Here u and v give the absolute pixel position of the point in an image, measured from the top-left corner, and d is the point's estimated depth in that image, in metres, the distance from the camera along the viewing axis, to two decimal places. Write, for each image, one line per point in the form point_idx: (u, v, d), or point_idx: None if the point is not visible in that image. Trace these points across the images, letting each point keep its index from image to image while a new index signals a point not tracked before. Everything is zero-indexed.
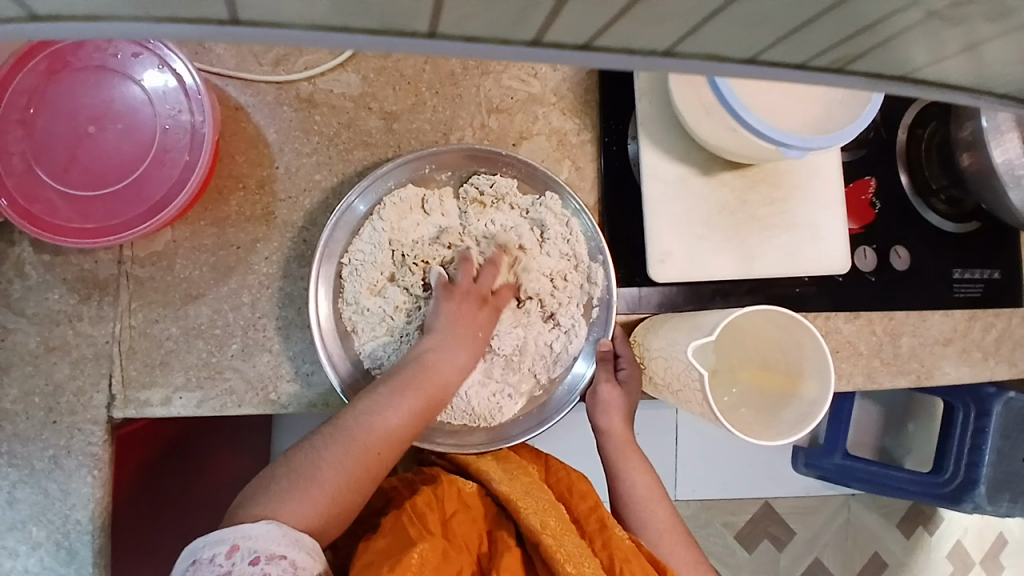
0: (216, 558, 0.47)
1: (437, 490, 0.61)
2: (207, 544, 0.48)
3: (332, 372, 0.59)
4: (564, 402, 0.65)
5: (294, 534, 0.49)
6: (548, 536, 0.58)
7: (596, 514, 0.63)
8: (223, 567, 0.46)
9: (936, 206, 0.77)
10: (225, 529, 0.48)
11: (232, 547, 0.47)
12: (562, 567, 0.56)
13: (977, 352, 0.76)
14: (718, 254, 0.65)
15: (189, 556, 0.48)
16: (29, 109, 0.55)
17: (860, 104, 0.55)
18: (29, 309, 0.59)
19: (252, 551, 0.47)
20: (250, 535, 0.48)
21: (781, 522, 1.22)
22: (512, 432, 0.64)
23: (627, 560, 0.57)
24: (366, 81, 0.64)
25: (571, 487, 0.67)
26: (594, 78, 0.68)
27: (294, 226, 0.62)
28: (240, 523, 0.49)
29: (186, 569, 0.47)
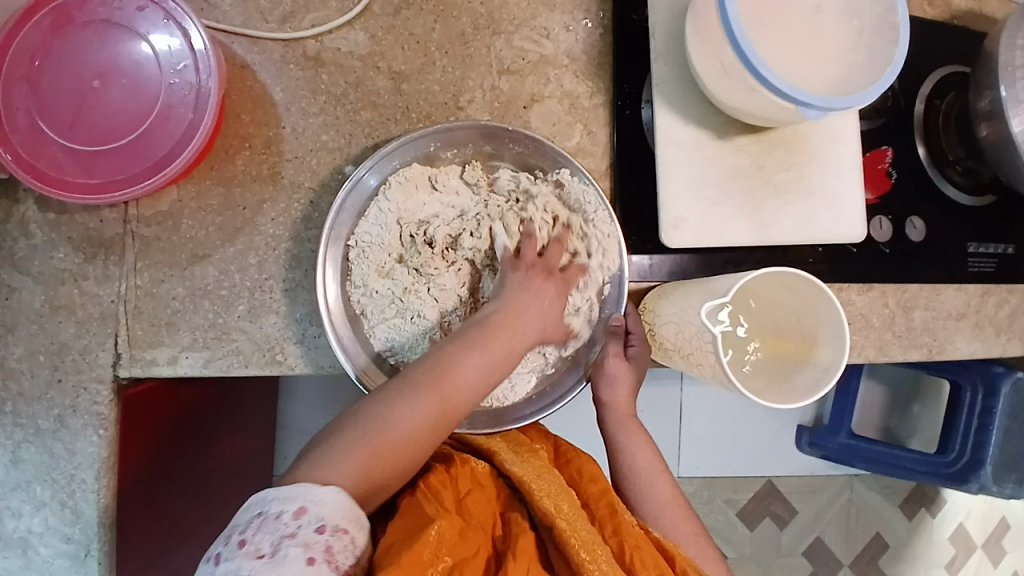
0: (284, 516, 0.48)
1: (451, 469, 0.61)
2: (277, 499, 0.49)
3: (345, 359, 0.58)
4: (571, 386, 0.64)
5: (353, 509, 0.50)
6: (563, 519, 0.56)
7: (606, 499, 0.62)
8: (290, 526, 0.47)
9: (953, 178, 0.76)
10: (298, 490, 0.49)
11: (300, 508, 0.48)
12: (576, 553, 0.54)
13: (989, 328, 0.75)
14: (732, 221, 0.63)
15: (256, 508, 0.48)
16: (33, 64, 0.54)
17: (884, 66, 0.54)
18: (34, 268, 0.58)
19: (319, 518, 0.48)
20: (320, 500, 0.49)
21: (784, 501, 1.21)
22: (523, 412, 0.63)
23: (638, 547, 0.57)
24: (374, 40, 0.63)
25: (580, 471, 0.66)
26: (608, 40, 0.66)
27: (301, 187, 0.61)
28: (310, 486, 0.50)
29: (251, 520, 0.48)
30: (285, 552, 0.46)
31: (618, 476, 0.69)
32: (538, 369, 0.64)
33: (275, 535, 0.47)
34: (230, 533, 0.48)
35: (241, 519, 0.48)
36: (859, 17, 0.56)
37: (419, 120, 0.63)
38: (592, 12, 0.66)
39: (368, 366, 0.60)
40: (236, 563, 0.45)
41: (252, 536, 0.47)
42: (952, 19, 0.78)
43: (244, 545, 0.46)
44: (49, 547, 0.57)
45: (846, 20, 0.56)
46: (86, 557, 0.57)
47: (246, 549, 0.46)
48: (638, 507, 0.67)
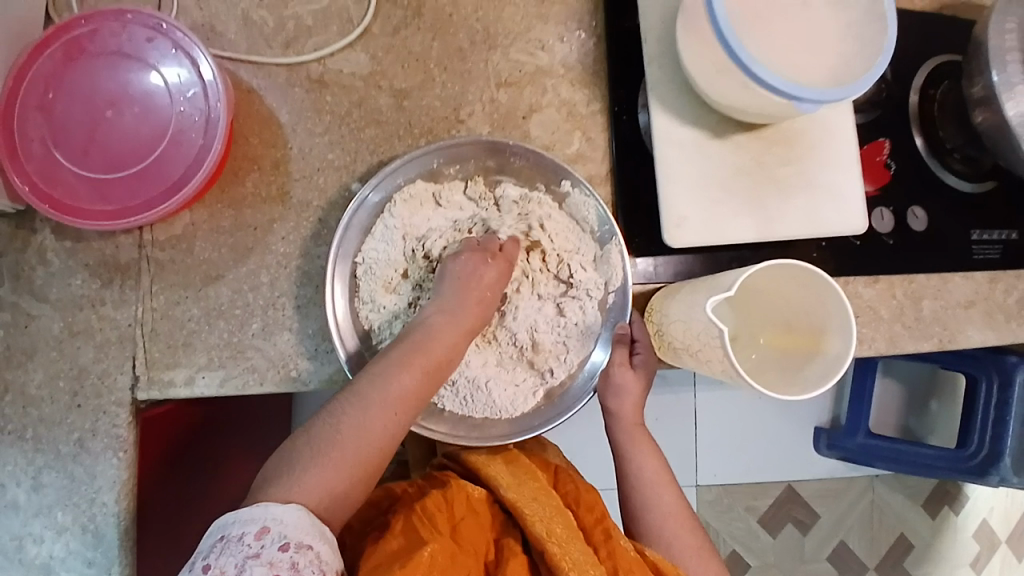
0: (245, 537, 0.48)
1: (447, 493, 0.62)
2: (238, 522, 0.49)
3: (339, 344, 0.59)
4: (581, 394, 0.64)
5: (319, 525, 0.50)
6: (554, 544, 0.58)
7: (601, 526, 0.62)
8: (253, 548, 0.47)
9: (953, 167, 0.76)
10: (256, 510, 0.49)
11: (262, 528, 0.48)
12: (567, 575, 0.56)
13: (1000, 315, 0.75)
14: (735, 218, 0.64)
15: (217, 532, 0.49)
16: (48, 96, 0.56)
17: (874, 56, 0.56)
18: (53, 295, 0.59)
19: (281, 536, 0.48)
20: (281, 518, 0.49)
21: (805, 505, 1.20)
22: (532, 423, 0.63)
23: (632, 573, 0.57)
24: (375, 60, 0.64)
25: (578, 498, 0.65)
26: (603, 48, 0.68)
27: (310, 205, 0.63)
28: (269, 504, 0.50)
29: (214, 546, 0.48)
30: (249, 574, 0.46)
31: (624, 485, 0.68)
32: (542, 379, 0.64)
33: (238, 558, 0.47)
34: (195, 558, 0.48)
35: (204, 545, 0.48)
36: (848, 9, 0.57)
37: (420, 134, 0.65)
38: (585, 23, 0.68)
39: (358, 353, 0.60)
40: None
41: (216, 560, 0.47)
42: (944, 9, 0.79)
43: (208, 569, 0.46)
44: (70, 572, 0.57)
45: (835, 11, 0.58)
46: None
47: (210, 574, 0.46)
48: (645, 515, 0.67)
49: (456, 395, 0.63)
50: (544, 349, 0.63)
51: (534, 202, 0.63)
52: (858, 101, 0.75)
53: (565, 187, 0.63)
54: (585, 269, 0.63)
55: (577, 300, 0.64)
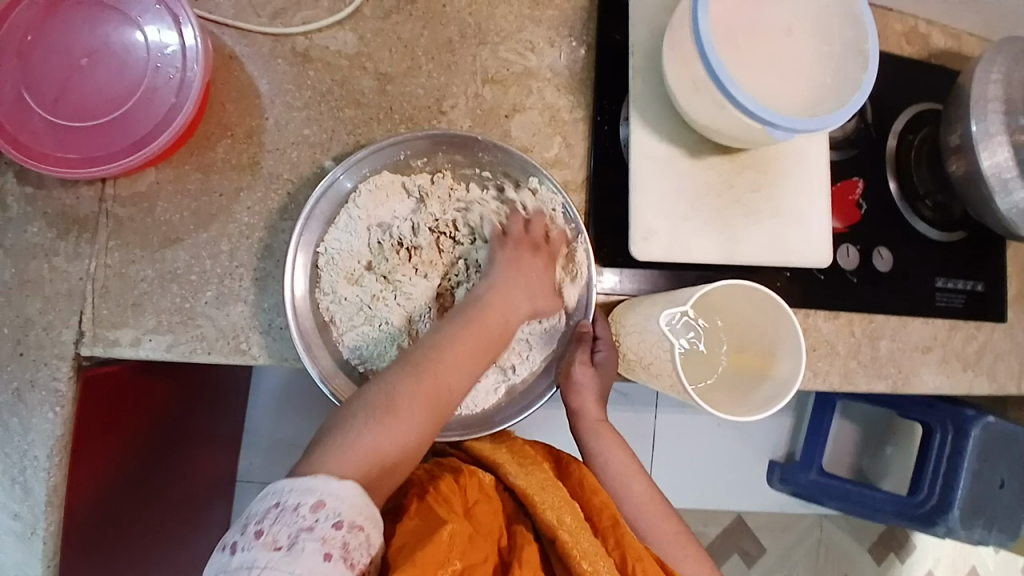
0: (301, 509, 0.46)
1: (459, 480, 0.60)
2: (295, 491, 0.47)
3: (313, 367, 0.58)
4: (543, 391, 0.64)
5: (370, 506, 0.49)
6: (565, 532, 0.57)
7: (608, 511, 0.61)
8: (308, 520, 0.46)
9: (924, 213, 0.78)
10: (314, 482, 0.48)
11: (318, 502, 0.47)
12: (578, 564, 0.55)
13: (956, 362, 0.76)
14: (702, 236, 0.65)
15: (272, 498, 0.47)
16: (22, 37, 0.55)
17: (851, 92, 0.57)
18: (5, 241, 0.58)
19: (336, 513, 0.47)
20: (337, 495, 0.47)
21: (753, 536, 1.20)
22: (499, 416, 0.63)
23: (641, 559, 0.57)
24: (363, 41, 0.64)
25: (583, 481, 0.64)
26: (591, 58, 0.68)
27: (280, 178, 0.62)
28: (328, 479, 0.48)
29: (268, 511, 0.46)
30: (302, 546, 0.44)
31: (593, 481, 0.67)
32: (505, 376, 0.63)
33: (293, 528, 0.45)
34: (247, 522, 0.46)
35: (259, 508, 0.46)
36: (830, 43, 0.59)
37: (401, 121, 0.64)
38: (577, 31, 0.68)
39: (337, 377, 0.60)
40: (253, 555, 0.44)
41: (269, 527, 0.45)
42: (931, 58, 0.81)
43: (261, 535, 0.45)
44: None
45: (817, 44, 0.59)
46: (33, 537, 0.56)
47: (263, 541, 0.45)
48: None
49: None
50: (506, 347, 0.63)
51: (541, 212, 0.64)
52: (836, 139, 0.76)
53: (534, 185, 0.63)
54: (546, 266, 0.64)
55: None
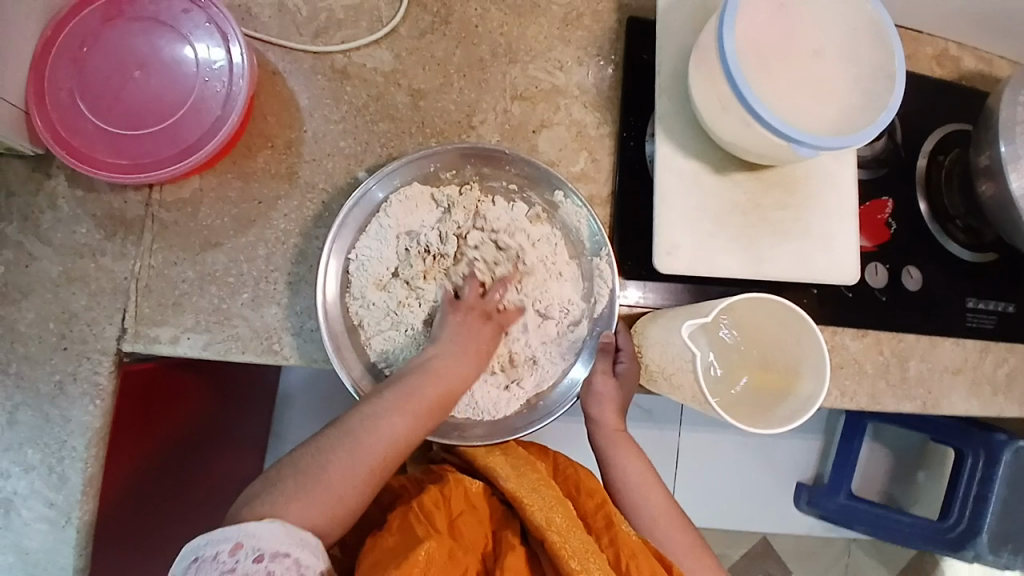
0: (219, 556, 0.48)
1: (444, 490, 0.61)
2: (210, 542, 0.48)
3: (344, 373, 0.60)
4: (561, 402, 0.65)
5: (297, 531, 0.50)
6: (554, 533, 0.57)
7: (602, 511, 0.62)
8: (228, 564, 0.47)
9: (955, 234, 0.77)
10: (228, 528, 0.49)
11: (236, 544, 0.48)
12: (568, 564, 0.54)
13: (986, 387, 0.75)
14: (726, 252, 0.65)
15: (190, 554, 0.48)
16: (82, 49, 0.58)
17: (876, 112, 0.58)
18: (56, 239, 0.61)
19: (255, 549, 0.48)
20: (253, 533, 0.48)
21: (778, 561, 1.18)
22: (515, 425, 0.64)
23: (634, 556, 0.57)
24: (398, 59, 0.67)
25: (578, 484, 0.65)
26: (619, 76, 0.70)
27: (315, 187, 0.65)
28: (242, 521, 0.49)
29: (189, 566, 0.48)
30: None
31: (612, 492, 0.67)
32: (524, 388, 0.64)
33: None
34: None
35: (177, 568, 0.48)
36: (856, 64, 0.60)
37: (432, 135, 0.67)
38: (604, 50, 0.70)
39: (363, 379, 0.62)
40: None
41: None
42: (961, 80, 0.81)
43: None
44: (31, 510, 0.58)
45: (843, 65, 0.60)
46: (66, 526, 0.58)
47: None
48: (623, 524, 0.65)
49: None
50: (520, 361, 0.65)
51: (543, 274, 0.65)
52: (864, 158, 0.77)
53: (558, 197, 0.65)
54: (566, 280, 0.65)
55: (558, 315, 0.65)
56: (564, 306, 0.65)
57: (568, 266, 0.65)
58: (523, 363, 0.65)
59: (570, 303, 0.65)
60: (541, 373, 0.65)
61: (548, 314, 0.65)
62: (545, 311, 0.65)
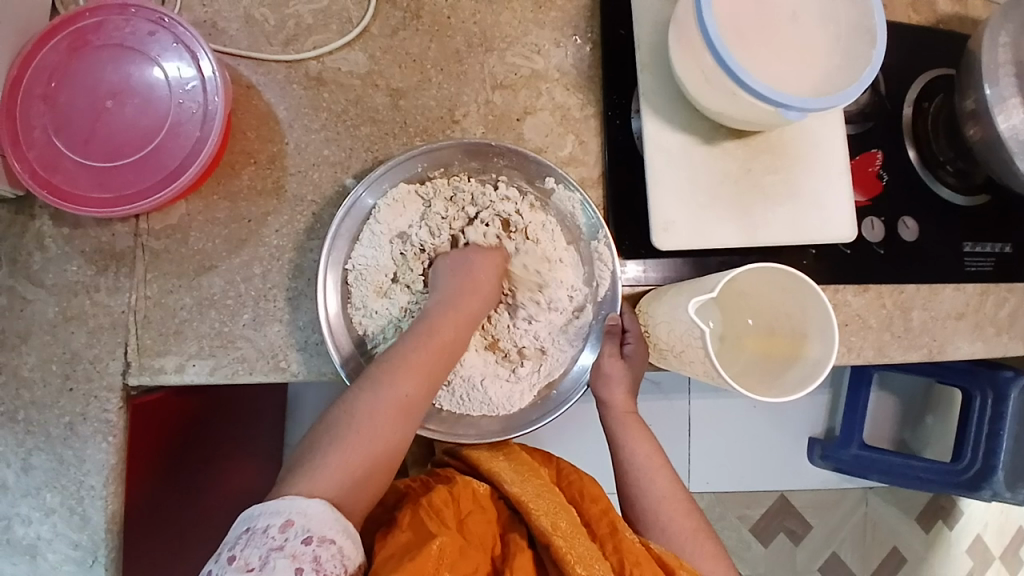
0: (270, 530, 0.48)
1: (453, 490, 0.61)
2: (264, 514, 0.49)
3: (332, 347, 0.59)
4: (573, 391, 0.65)
5: (342, 520, 0.50)
6: (560, 538, 0.57)
7: (607, 518, 0.62)
8: (277, 540, 0.47)
9: (945, 179, 0.77)
10: (281, 503, 0.49)
11: (287, 521, 0.48)
12: (573, 569, 0.55)
13: (989, 327, 0.75)
14: (722, 223, 0.65)
15: (243, 523, 0.49)
16: (51, 85, 0.57)
17: (860, 68, 0.57)
18: (48, 280, 0.60)
19: (305, 529, 0.48)
20: (306, 512, 0.49)
21: (798, 515, 1.19)
22: (530, 418, 0.64)
23: (638, 564, 0.56)
24: (373, 59, 0.66)
25: (582, 490, 0.66)
26: (597, 55, 0.69)
27: (304, 200, 0.64)
28: (296, 498, 0.50)
29: (240, 536, 0.48)
30: (273, 566, 0.46)
31: (620, 473, 0.68)
32: (533, 380, 0.64)
33: (263, 549, 0.47)
34: (219, 550, 0.48)
35: (229, 535, 0.48)
36: (835, 22, 0.59)
37: (416, 134, 0.66)
38: (581, 29, 0.69)
39: (352, 357, 0.61)
40: None
41: (241, 551, 0.47)
42: (939, 24, 0.80)
43: (233, 560, 0.46)
44: (57, 553, 0.57)
45: (823, 25, 0.59)
46: (93, 564, 0.58)
47: (234, 565, 0.46)
48: (643, 501, 0.66)
49: (453, 396, 0.63)
50: (524, 353, 0.65)
51: (546, 261, 0.64)
52: (851, 113, 0.76)
53: (550, 184, 0.64)
54: (566, 265, 0.65)
55: (563, 303, 0.64)
56: (570, 287, 0.64)
57: (567, 250, 0.65)
58: (527, 353, 0.65)
59: (576, 287, 0.65)
60: (551, 360, 0.65)
61: (553, 304, 0.64)
62: (548, 299, 0.64)
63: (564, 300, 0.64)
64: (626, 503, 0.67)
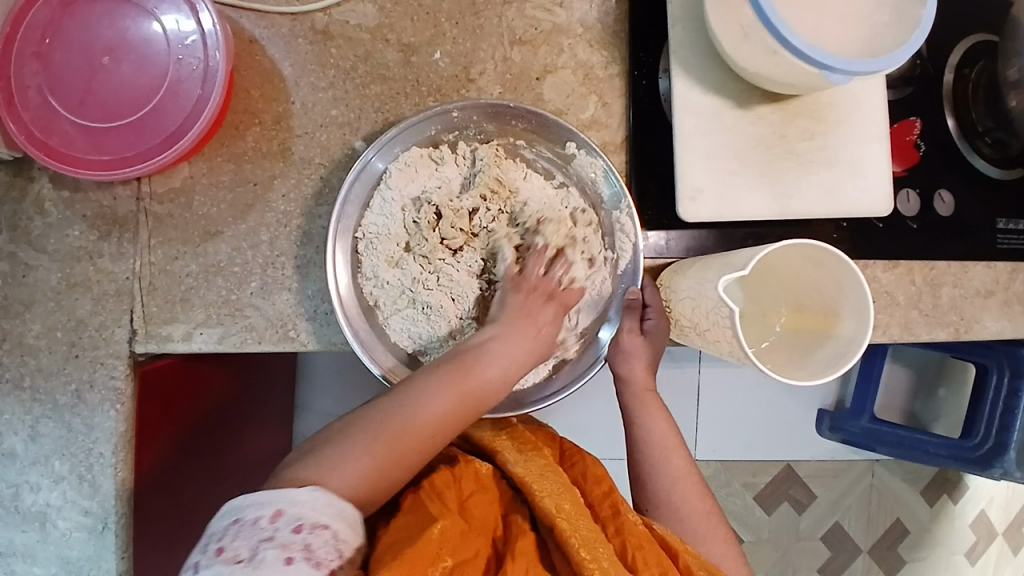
0: (260, 521, 0.47)
1: (455, 472, 0.61)
2: (253, 505, 0.48)
3: (364, 353, 0.58)
4: (591, 364, 0.63)
5: (336, 505, 0.49)
6: (563, 520, 0.56)
7: (609, 500, 0.61)
8: (267, 530, 0.46)
9: (982, 150, 0.73)
10: (270, 493, 0.48)
11: (276, 511, 0.47)
12: (577, 552, 0.53)
13: (1018, 306, 0.72)
14: (751, 193, 0.61)
15: (230, 515, 0.48)
16: (44, 40, 0.54)
17: (909, 29, 0.53)
18: (50, 245, 0.59)
19: (296, 518, 0.47)
20: (295, 501, 0.48)
21: (804, 484, 1.19)
22: (545, 393, 0.62)
23: (640, 547, 0.56)
24: (383, 12, 0.62)
25: (585, 473, 0.65)
26: (624, 8, 0.64)
27: (312, 163, 0.61)
28: (288, 489, 0.49)
29: (228, 528, 0.47)
30: (264, 556, 0.45)
31: (633, 448, 0.66)
32: (553, 352, 0.63)
33: (253, 540, 0.46)
34: (207, 542, 0.47)
35: (216, 527, 0.47)
36: None
37: (429, 94, 0.62)
38: None
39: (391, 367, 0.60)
40: (215, 571, 0.44)
41: (230, 543, 0.46)
42: None
43: (221, 552, 0.45)
44: (67, 520, 0.57)
45: None
46: (104, 531, 0.58)
47: (224, 557, 0.45)
48: (654, 479, 0.65)
49: None
50: None
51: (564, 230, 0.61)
52: (891, 76, 0.71)
53: (571, 150, 0.61)
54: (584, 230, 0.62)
55: (582, 273, 0.62)
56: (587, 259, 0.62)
57: (588, 218, 0.62)
58: None
59: (597, 259, 0.62)
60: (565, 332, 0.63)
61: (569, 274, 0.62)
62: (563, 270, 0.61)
63: (589, 279, 0.63)
64: (637, 480, 0.66)
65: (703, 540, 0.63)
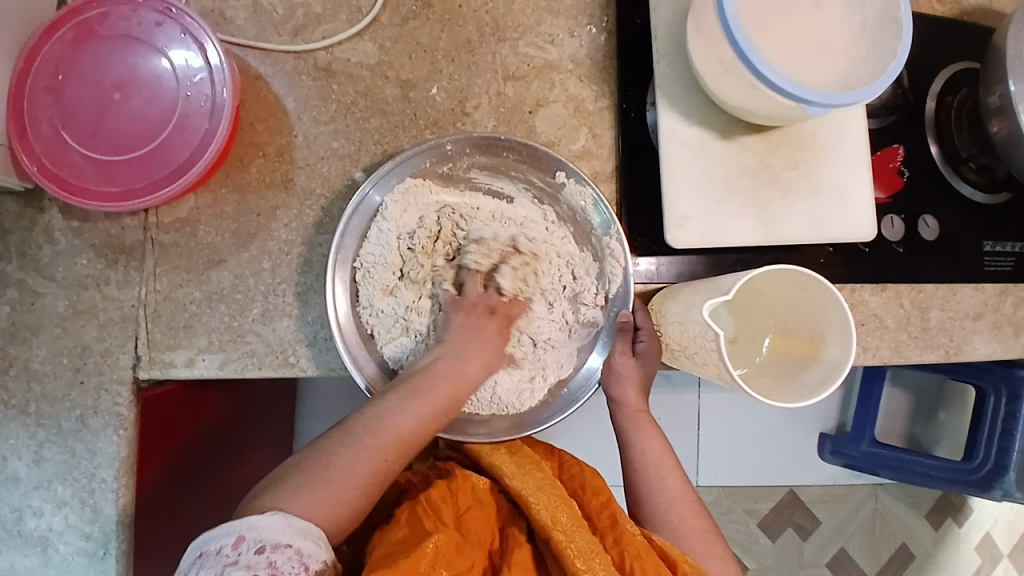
0: (223, 549, 0.46)
1: (452, 485, 0.60)
2: (214, 537, 0.47)
3: (358, 375, 0.60)
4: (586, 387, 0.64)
5: (298, 523, 0.48)
6: (559, 532, 0.56)
7: (607, 511, 0.61)
8: (231, 556, 0.46)
9: (967, 175, 0.75)
10: (230, 523, 0.47)
11: (238, 538, 0.46)
12: (573, 564, 0.54)
13: (1008, 328, 0.73)
14: (739, 220, 0.64)
15: (196, 550, 0.47)
16: (57, 77, 0.56)
17: (886, 62, 0.56)
18: (58, 274, 0.60)
19: (257, 540, 0.46)
20: (255, 525, 0.47)
21: (806, 510, 1.18)
22: (541, 416, 0.63)
23: (638, 557, 0.56)
24: (383, 50, 0.64)
25: (583, 484, 0.65)
26: (613, 45, 0.67)
27: (313, 193, 0.63)
28: (246, 516, 0.48)
29: (193, 563, 0.46)
30: None
31: (628, 470, 0.67)
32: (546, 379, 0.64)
33: (218, 567, 0.45)
34: None
35: (183, 565, 0.46)
36: (862, 12, 0.58)
37: (426, 126, 0.65)
38: (596, 18, 0.67)
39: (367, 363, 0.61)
40: None
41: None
42: (964, 16, 0.78)
43: None
44: (68, 545, 0.58)
45: (849, 15, 0.58)
46: (104, 556, 0.58)
47: None
48: (650, 500, 0.65)
49: None
50: (538, 355, 0.64)
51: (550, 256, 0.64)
52: (873, 106, 0.74)
53: (561, 178, 0.63)
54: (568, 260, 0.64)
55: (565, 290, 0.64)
56: (567, 286, 0.64)
57: (575, 241, 0.65)
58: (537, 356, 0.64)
59: (585, 283, 0.64)
60: (560, 356, 0.65)
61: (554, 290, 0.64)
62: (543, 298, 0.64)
63: (570, 303, 0.65)
64: (634, 502, 0.67)
65: (701, 563, 0.63)
